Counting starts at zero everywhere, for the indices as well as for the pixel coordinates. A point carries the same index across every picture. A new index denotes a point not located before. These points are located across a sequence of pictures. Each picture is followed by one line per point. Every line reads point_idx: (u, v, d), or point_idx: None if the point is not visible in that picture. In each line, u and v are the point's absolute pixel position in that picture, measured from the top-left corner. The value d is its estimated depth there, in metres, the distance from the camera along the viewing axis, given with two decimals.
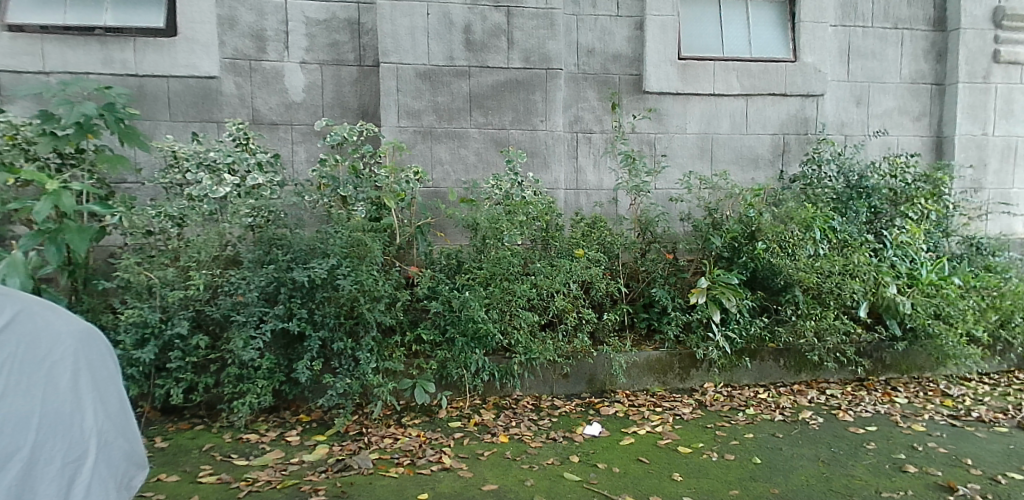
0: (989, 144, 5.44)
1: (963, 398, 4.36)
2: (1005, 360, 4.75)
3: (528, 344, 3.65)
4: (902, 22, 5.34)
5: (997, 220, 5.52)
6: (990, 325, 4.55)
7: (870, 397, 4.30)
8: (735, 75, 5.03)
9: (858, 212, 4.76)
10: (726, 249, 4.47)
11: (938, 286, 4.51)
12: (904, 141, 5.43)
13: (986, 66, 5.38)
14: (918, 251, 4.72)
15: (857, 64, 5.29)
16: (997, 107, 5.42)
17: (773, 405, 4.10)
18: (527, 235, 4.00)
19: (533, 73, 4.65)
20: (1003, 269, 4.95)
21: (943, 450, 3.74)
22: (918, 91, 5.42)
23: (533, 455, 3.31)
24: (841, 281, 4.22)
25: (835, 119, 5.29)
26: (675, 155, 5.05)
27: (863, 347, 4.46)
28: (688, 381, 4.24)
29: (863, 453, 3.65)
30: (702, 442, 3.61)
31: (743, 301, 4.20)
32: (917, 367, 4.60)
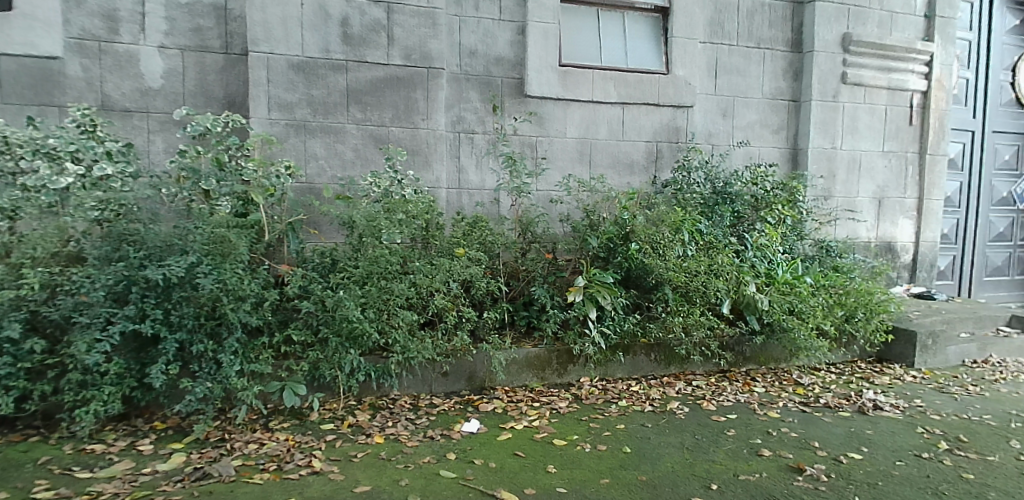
0: (838, 157, 5.99)
1: (813, 386, 4.83)
2: (849, 351, 5.41)
3: (406, 344, 3.62)
4: (764, 42, 5.78)
5: (845, 225, 6.09)
6: (836, 320, 4.99)
7: (732, 388, 4.64)
8: (612, 84, 5.24)
9: (722, 216, 5.10)
10: (602, 249, 4.65)
11: (792, 285, 4.91)
12: (764, 152, 5.87)
13: (835, 86, 5.93)
14: (774, 252, 5.10)
15: (723, 79, 5.66)
16: (843, 124, 5.99)
17: (644, 397, 4.33)
18: (406, 234, 3.96)
19: (414, 71, 4.63)
20: (848, 269, 5.42)
21: (794, 434, 4.13)
22: (778, 106, 5.89)
23: (408, 454, 3.27)
24: (706, 280, 4.50)
25: (704, 129, 5.63)
26: (556, 158, 5.18)
27: (727, 341, 4.83)
28: (566, 376, 4.38)
29: (723, 439, 3.95)
30: (577, 434, 3.76)
31: (617, 299, 4.40)
32: (774, 359, 5.04)
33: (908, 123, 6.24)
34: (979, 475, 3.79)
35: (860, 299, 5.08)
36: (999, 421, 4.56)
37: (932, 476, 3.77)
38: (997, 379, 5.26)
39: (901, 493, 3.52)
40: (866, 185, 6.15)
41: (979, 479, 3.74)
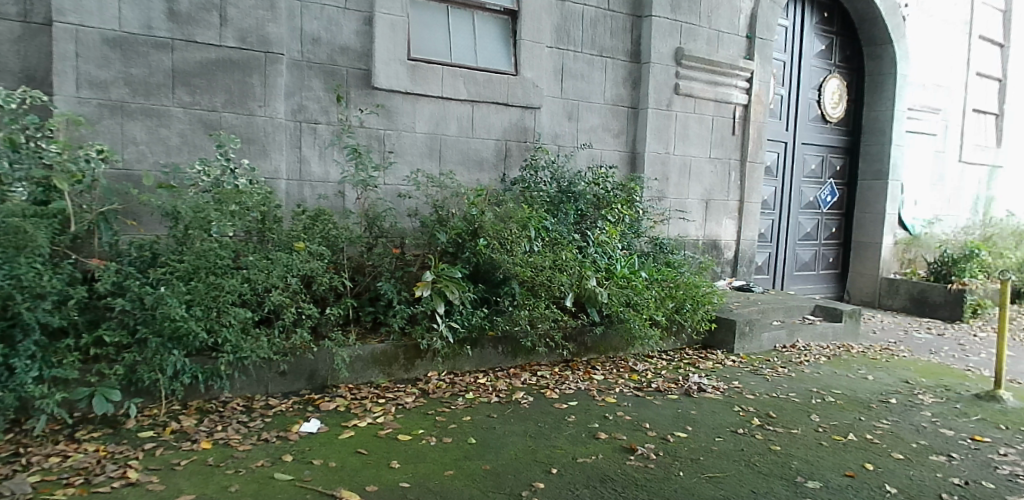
0: (671, 161, 6.49)
1: (646, 372, 5.22)
2: (678, 339, 5.91)
3: (238, 343, 3.46)
4: (606, 51, 6.13)
5: (676, 224, 6.61)
6: (667, 310, 5.41)
7: (574, 376, 4.90)
8: (462, 81, 5.31)
9: (566, 214, 5.35)
10: (450, 244, 4.71)
11: (628, 279, 5.26)
12: (605, 154, 6.23)
13: (669, 96, 6.41)
14: (614, 248, 5.43)
15: (569, 84, 5.93)
16: (676, 131, 6.49)
17: (490, 388, 4.45)
18: (239, 227, 3.80)
19: (249, 55, 4.44)
20: (678, 264, 5.89)
21: (628, 416, 4.46)
22: (618, 112, 6.27)
23: (239, 459, 3.11)
24: (551, 275, 4.70)
25: (550, 130, 5.86)
26: (404, 152, 5.15)
27: (570, 332, 5.09)
28: (413, 371, 4.39)
29: (564, 425, 4.17)
30: (422, 428, 3.77)
31: (465, 293, 4.47)
32: (612, 348, 5.38)
33: (731, 133, 6.89)
34: (783, 447, 4.35)
35: (688, 292, 5.54)
36: (801, 397, 5.22)
37: (745, 449, 4.25)
38: (801, 361, 5.97)
39: (720, 466, 3.96)
40: (695, 188, 6.71)
41: (783, 450, 4.30)
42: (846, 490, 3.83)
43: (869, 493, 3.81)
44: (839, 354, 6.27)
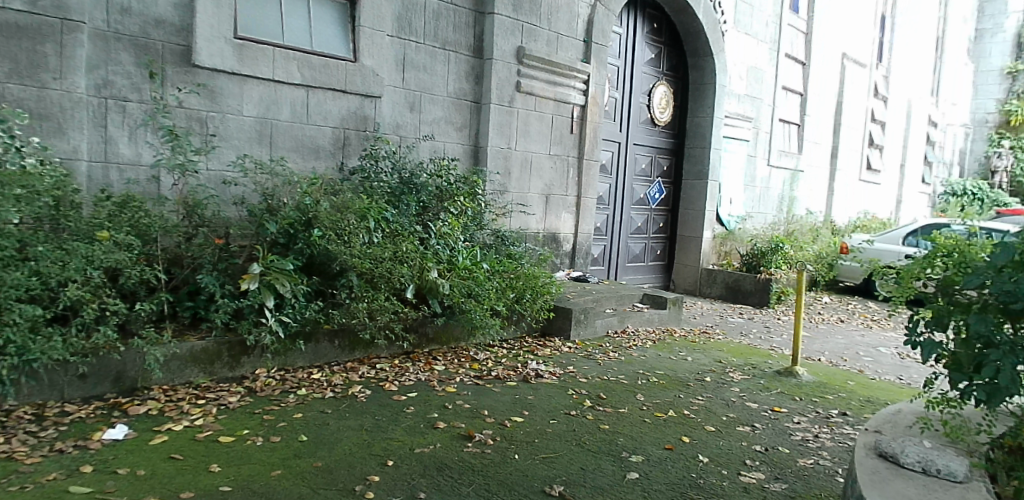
0: (512, 156, 6.67)
1: (487, 361, 5.35)
2: (519, 328, 6.11)
3: (26, 343, 3.13)
4: (449, 44, 6.16)
5: (517, 217, 6.81)
6: (508, 301, 5.56)
7: (414, 367, 4.94)
8: (295, 65, 5.10)
9: (408, 205, 5.31)
10: (281, 235, 4.53)
11: (470, 270, 5.32)
12: (448, 147, 6.28)
13: (510, 93, 6.58)
14: (456, 240, 5.45)
15: (411, 75, 5.90)
16: (517, 127, 6.68)
17: (325, 383, 4.37)
18: (28, 214, 3.41)
19: (41, 20, 4.02)
20: (519, 255, 6.04)
21: (467, 405, 4.56)
22: (461, 106, 6.34)
23: (26, 473, 2.81)
24: (391, 266, 4.65)
25: (390, 120, 5.80)
26: (230, 136, 4.86)
27: (411, 323, 5.12)
28: (239, 369, 4.20)
29: (402, 417, 4.17)
30: (247, 429, 3.59)
31: (298, 285, 4.32)
32: (454, 338, 5.46)
33: (569, 132, 7.22)
34: (611, 425, 4.66)
35: (528, 283, 5.73)
36: (629, 378, 5.61)
37: (577, 429, 4.50)
38: (630, 346, 6.41)
39: (553, 447, 4.16)
40: (536, 183, 6.96)
41: (611, 428, 4.61)
42: (664, 462, 4.19)
43: (684, 463, 4.20)
44: (663, 338, 6.82)
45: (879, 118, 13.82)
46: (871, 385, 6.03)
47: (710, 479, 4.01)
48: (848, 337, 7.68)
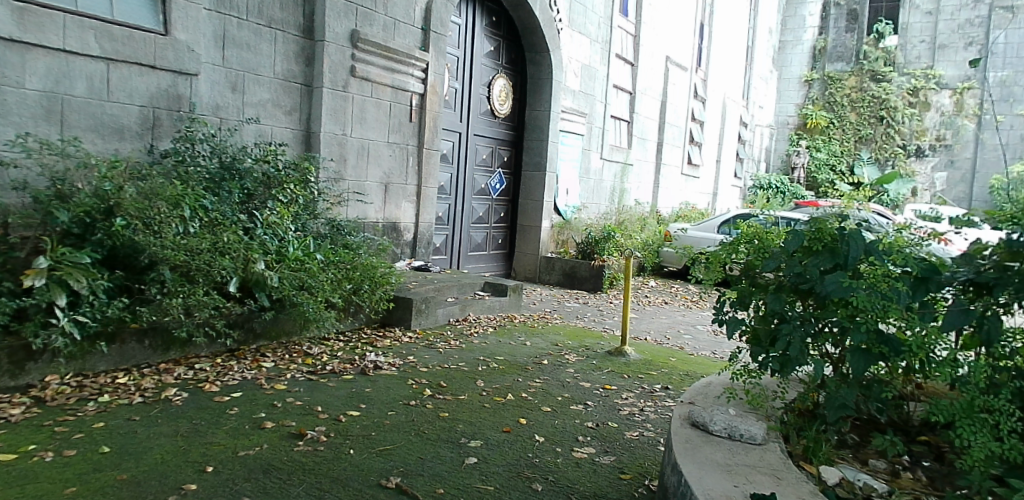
0: (348, 143, 6.47)
1: (321, 355, 5.18)
2: (357, 319, 5.98)
3: None
4: (275, 23, 5.84)
5: (354, 206, 6.62)
6: (344, 292, 5.40)
7: (239, 366, 4.67)
8: (92, 35, 4.60)
9: (230, 193, 5.03)
10: (76, 225, 4.16)
11: (302, 261, 5.08)
12: (276, 132, 5.96)
13: (345, 78, 6.37)
14: (286, 230, 5.21)
15: (232, 53, 5.53)
16: (352, 113, 6.49)
17: (133, 389, 4.01)
18: None
19: None
20: (357, 245, 5.86)
21: (298, 402, 4.37)
22: (290, 89, 6.04)
23: None
24: (211, 259, 4.39)
25: (209, 100, 5.41)
26: (9, 113, 4.29)
27: (235, 319, 4.84)
28: (23, 377, 3.79)
29: (224, 419, 3.92)
30: (33, 444, 3.25)
31: (97, 281, 4.01)
32: (285, 333, 5.24)
33: (408, 120, 7.14)
34: (451, 412, 4.70)
35: (366, 273, 5.59)
36: (469, 365, 5.68)
37: (416, 419, 4.48)
38: (472, 333, 6.50)
39: (390, 439, 4.11)
40: (374, 171, 6.80)
41: (450, 415, 4.64)
42: (502, 444, 4.29)
43: (521, 443, 4.35)
44: (504, 324, 7.00)
45: (699, 117, 15.12)
46: (690, 361, 6.60)
47: (545, 458, 4.18)
48: (671, 317, 8.37)
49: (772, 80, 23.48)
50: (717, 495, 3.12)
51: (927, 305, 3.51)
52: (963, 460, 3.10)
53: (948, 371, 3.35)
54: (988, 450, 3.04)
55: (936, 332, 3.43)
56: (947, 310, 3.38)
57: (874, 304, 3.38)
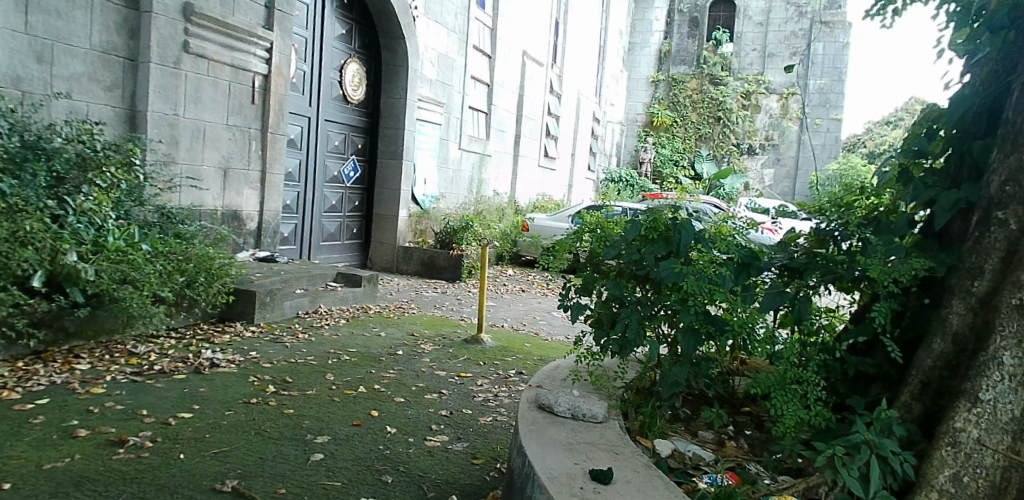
0: (180, 124, 6.04)
1: (148, 354, 4.79)
2: (191, 315, 5.59)
3: None
4: None
5: (188, 193, 6.18)
6: (175, 286, 5.03)
7: (46, 369, 4.23)
8: None
9: (34, 176, 4.54)
10: None
11: (124, 252, 4.68)
12: (93, 109, 5.44)
13: (176, 53, 5.95)
14: (105, 218, 4.85)
15: (37, 18, 5.00)
16: (185, 92, 6.06)
17: None
18: None
19: None
20: (190, 235, 5.52)
21: (119, 407, 4.01)
22: (110, 62, 5.54)
23: None
24: (9, 251, 3.99)
25: (7, 70, 4.85)
26: None
27: (40, 318, 4.36)
28: None
29: (26, 430, 3.52)
30: None
31: None
32: (104, 330, 4.77)
33: (249, 102, 6.78)
34: (296, 409, 4.51)
35: (201, 264, 5.26)
36: (319, 359, 5.47)
37: (256, 418, 4.24)
38: (322, 324, 6.30)
39: (226, 440, 3.86)
40: (211, 155, 6.40)
41: (296, 412, 4.45)
42: (351, 438, 4.18)
43: (372, 436, 4.26)
44: (357, 315, 6.84)
45: (555, 111, 15.62)
46: (544, 345, 6.82)
47: (397, 449, 4.13)
48: (527, 304, 8.60)
49: (622, 79, 24.83)
50: (558, 473, 3.21)
51: (749, 288, 3.78)
52: (778, 427, 3.42)
53: (764, 349, 3.60)
54: (797, 417, 3.36)
55: (756, 312, 3.68)
56: (764, 293, 3.71)
57: (703, 288, 3.59)
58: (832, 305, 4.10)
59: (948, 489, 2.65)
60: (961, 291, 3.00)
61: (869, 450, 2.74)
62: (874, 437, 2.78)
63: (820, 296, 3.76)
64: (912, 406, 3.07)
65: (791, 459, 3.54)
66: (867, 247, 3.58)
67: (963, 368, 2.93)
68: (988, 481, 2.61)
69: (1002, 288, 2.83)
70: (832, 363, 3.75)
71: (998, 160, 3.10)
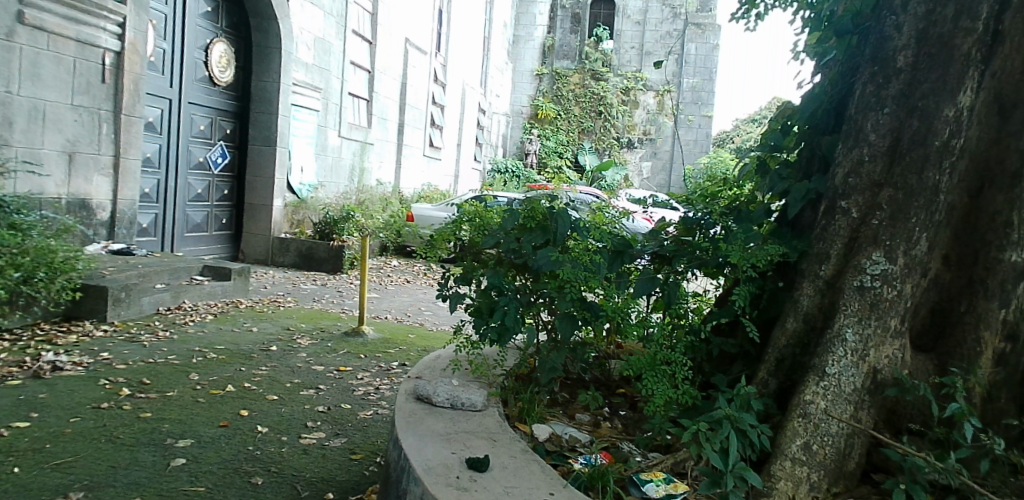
0: (15, 103, 5.58)
1: None
2: (30, 314, 5.10)
3: None
4: None
5: (25, 180, 5.71)
6: (10, 282, 4.68)
7: None
8: None
9: None
10: None
11: None
12: None
13: (8, 24, 5.50)
14: None
15: None
16: (21, 68, 5.61)
17: None
18: None
19: None
20: (27, 226, 5.07)
21: None
22: None
23: None
24: None
25: None
26: None
27: None
28: None
29: None
30: None
31: None
32: None
33: (99, 81, 6.35)
34: (155, 412, 4.19)
35: (41, 258, 4.91)
36: (181, 359, 5.12)
37: (108, 424, 3.91)
38: (187, 321, 5.92)
39: (73, 449, 3.55)
40: (53, 138, 5.94)
41: (154, 415, 4.14)
42: (217, 440, 3.94)
43: (240, 437, 4.04)
44: (226, 310, 6.48)
45: (439, 100, 15.52)
46: (428, 336, 6.76)
47: (268, 448, 3.94)
48: (412, 295, 8.50)
49: (507, 71, 25.12)
50: (434, 463, 3.13)
51: (622, 274, 3.94)
52: (648, 406, 3.54)
53: (636, 332, 3.75)
54: (666, 396, 3.51)
55: (630, 298, 3.83)
56: (637, 278, 3.83)
57: (577, 275, 3.68)
58: (699, 290, 4.29)
59: (800, 457, 2.86)
60: (810, 274, 3.27)
61: (729, 425, 2.84)
62: (733, 412, 2.90)
63: (687, 281, 3.94)
64: (768, 382, 3.28)
65: (661, 436, 3.69)
66: (730, 235, 3.76)
67: (813, 344, 3.20)
68: (834, 449, 2.90)
69: (845, 270, 3.12)
70: (699, 344, 3.93)
71: (842, 154, 3.35)
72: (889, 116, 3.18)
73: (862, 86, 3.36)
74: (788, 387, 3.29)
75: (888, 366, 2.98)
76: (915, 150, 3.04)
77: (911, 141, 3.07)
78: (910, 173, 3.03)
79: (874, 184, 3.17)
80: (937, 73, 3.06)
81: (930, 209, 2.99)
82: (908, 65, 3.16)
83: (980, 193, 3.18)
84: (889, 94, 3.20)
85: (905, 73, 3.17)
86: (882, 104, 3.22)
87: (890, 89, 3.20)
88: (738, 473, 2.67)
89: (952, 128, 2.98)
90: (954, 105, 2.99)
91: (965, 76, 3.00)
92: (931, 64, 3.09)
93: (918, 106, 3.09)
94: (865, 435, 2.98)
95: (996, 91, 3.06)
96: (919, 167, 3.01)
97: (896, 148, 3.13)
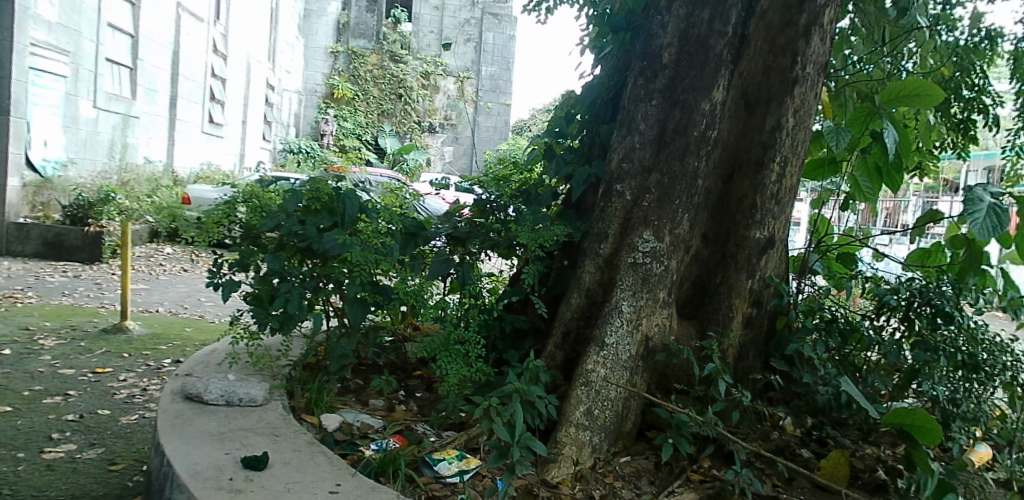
0: None
1: None
2: None
3: None
4: None
5: None
6: None
7: None
8: None
9: None
10: None
11: None
12: None
13: None
14: None
15: None
16: None
17: None
18: None
19: None
20: None
21: None
22: None
23: None
24: None
25: None
26: None
27: None
28: None
29: None
30: None
31: None
32: None
33: None
34: None
35: None
36: None
37: None
38: None
39: None
40: None
41: None
42: None
43: None
44: None
45: (218, 73, 14.27)
46: (207, 329, 6.21)
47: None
48: (189, 285, 7.76)
49: (297, 46, 23.86)
50: (204, 466, 2.84)
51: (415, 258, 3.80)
52: (443, 387, 3.44)
53: (432, 313, 3.61)
54: (461, 375, 3.43)
55: (425, 280, 3.74)
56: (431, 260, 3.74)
57: (367, 258, 3.47)
58: (495, 269, 4.42)
59: (583, 422, 3.03)
60: (591, 252, 3.45)
61: (518, 397, 2.83)
62: (522, 385, 2.91)
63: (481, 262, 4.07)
64: (555, 355, 3.42)
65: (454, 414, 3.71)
66: (520, 218, 3.85)
67: (593, 317, 3.40)
68: (613, 412, 3.12)
69: (620, 249, 3.36)
70: (492, 322, 3.99)
71: (617, 141, 3.57)
72: (656, 107, 3.44)
73: (633, 79, 3.61)
74: (573, 359, 3.47)
75: (657, 332, 3.30)
76: (678, 139, 3.35)
77: (674, 130, 3.37)
78: (674, 160, 3.34)
79: (644, 169, 3.42)
80: (695, 70, 3.38)
81: (690, 192, 3.34)
82: (672, 61, 3.44)
83: (731, 178, 3.61)
84: (656, 87, 3.46)
85: (670, 69, 3.45)
86: (650, 96, 3.48)
87: (657, 83, 3.47)
88: (524, 444, 2.62)
89: (707, 121, 3.34)
90: (709, 100, 3.34)
91: (717, 75, 3.37)
92: (691, 62, 3.40)
93: (680, 100, 3.39)
94: (639, 398, 3.25)
95: (743, 90, 3.53)
96: (681, 155, 3.33)
97: (662, 137, 3.41)
